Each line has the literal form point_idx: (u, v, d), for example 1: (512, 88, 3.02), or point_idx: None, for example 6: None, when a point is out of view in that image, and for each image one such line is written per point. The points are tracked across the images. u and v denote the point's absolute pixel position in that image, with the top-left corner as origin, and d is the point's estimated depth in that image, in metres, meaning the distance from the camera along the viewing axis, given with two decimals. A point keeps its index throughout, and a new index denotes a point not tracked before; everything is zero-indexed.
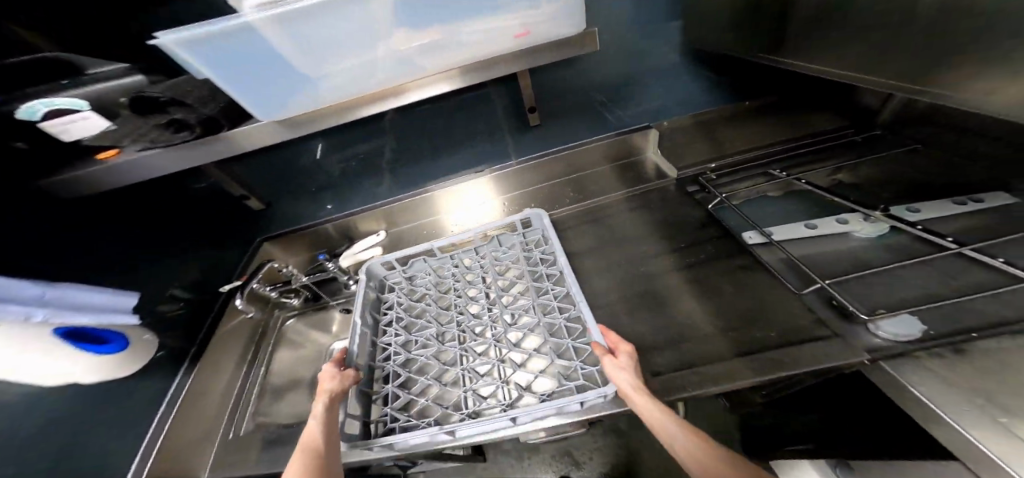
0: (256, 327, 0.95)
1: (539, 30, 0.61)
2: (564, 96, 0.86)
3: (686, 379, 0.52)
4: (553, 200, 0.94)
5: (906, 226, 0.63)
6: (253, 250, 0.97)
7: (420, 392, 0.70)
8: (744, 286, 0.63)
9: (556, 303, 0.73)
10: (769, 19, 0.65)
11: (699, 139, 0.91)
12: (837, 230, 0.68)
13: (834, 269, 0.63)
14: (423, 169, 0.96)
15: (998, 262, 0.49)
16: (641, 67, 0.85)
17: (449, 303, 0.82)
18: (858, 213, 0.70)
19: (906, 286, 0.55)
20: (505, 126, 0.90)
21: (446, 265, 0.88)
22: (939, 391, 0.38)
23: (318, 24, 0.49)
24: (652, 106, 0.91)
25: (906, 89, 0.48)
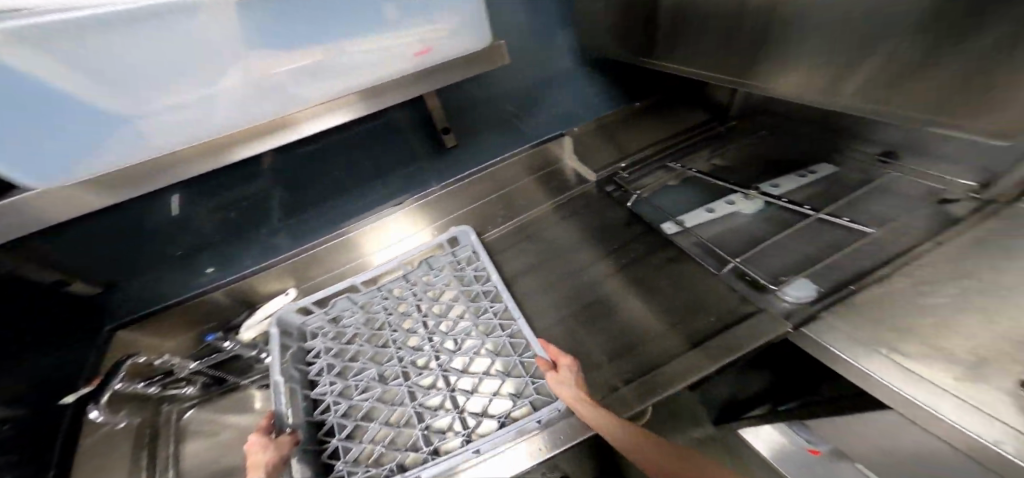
0: (140, 432, 0.72)
1: (438, 49, 0.58)
2: (473, 113, 0.85)
3: (654, 381, 0.53)
4: (483, 222, 0.89)
5: (775, 200, 0.76)
6: (102, 343, 0.74)
7: (372, 439, 0.58)
8: (676, 277, 0.69)
9: (497, 322, 0.67)
10: (638, 29, 0.72)
11: (603, 144, 0.94)
12: (728, 211, 0.78)
13: (737, 246, 0.72)
14: (329, 209, 0.84)
15: (844, 221, 0.66)
16: (540, 77, 0.88)
17: (385, 340, 0.70)
18: (739, 193, 0.81)
19: (791, 251, 0.67)
20: (419, 148, 0.84)
21: (376, 298, 0.76)
22: (851, 347, 0.48)
23: (135, 46, 0.39)
24: (559, 113, 0.93)
25: (742, 80, 0.58)
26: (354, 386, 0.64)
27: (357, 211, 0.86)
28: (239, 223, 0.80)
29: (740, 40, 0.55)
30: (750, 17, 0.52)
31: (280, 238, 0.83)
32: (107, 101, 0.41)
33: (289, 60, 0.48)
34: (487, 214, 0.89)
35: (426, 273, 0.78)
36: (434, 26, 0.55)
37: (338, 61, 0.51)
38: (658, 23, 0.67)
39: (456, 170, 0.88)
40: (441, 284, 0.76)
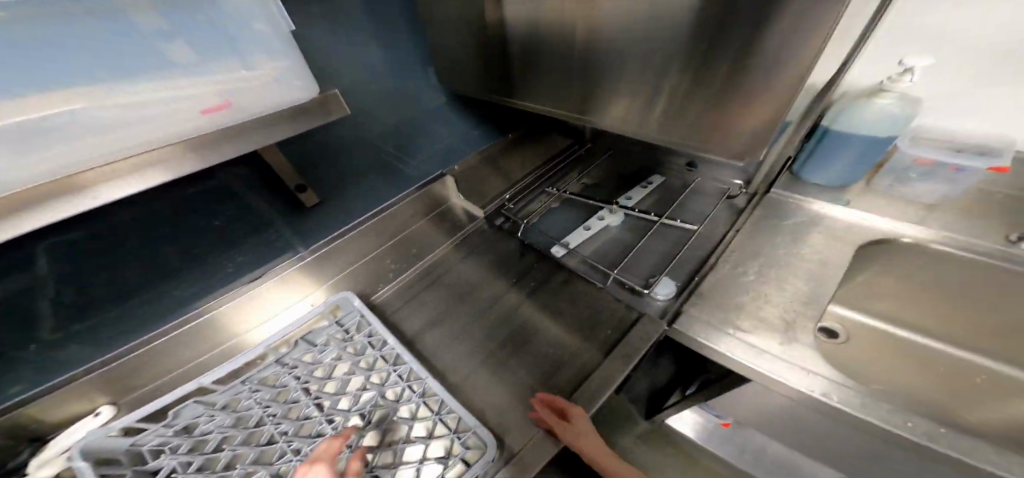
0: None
1: (250, 100, 0.46)
2: (343, 158, 0.76)
3: (581, 398, 0.57)
4: (377, 277, 0.80)
5: (632, 212, 0.91)
6: None
7: None
8: (574, 298, 0.75)
9: (407, 385, 0.59)
10: (499, 69, 0.75)
11: (490, 172, 0.96)
12: (601, 226, 0.89)
13: (614, 257, 0.83)
14: (158, 297, 0.63)
15: (680, 224, 0.84)
16: (410, 114, 0.84)
17: (269, 435, 0.53)
18: (604, 208, 0.94)
19: (650, 254, 0.81)
20: (274, 208, 0.70)
21: (244, 391, 0.57)
22: (715, 334, 0.63)
23: None
24: (436, 150, 0.93)
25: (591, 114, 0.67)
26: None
27: (196, 295, 0.67)
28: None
29: (591, 79, 0.62)
30: (596, 62, 0.59)
31: (68, 352, 0.58)
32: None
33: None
34: (381, 266, 0.81)
35: (308, 355, 0.63)
36: (226, 74, 0.44)
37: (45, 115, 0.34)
38: (509, 55, 0.71)
39: (333, 225, 0.80)
40: (333, 356, 0.63)
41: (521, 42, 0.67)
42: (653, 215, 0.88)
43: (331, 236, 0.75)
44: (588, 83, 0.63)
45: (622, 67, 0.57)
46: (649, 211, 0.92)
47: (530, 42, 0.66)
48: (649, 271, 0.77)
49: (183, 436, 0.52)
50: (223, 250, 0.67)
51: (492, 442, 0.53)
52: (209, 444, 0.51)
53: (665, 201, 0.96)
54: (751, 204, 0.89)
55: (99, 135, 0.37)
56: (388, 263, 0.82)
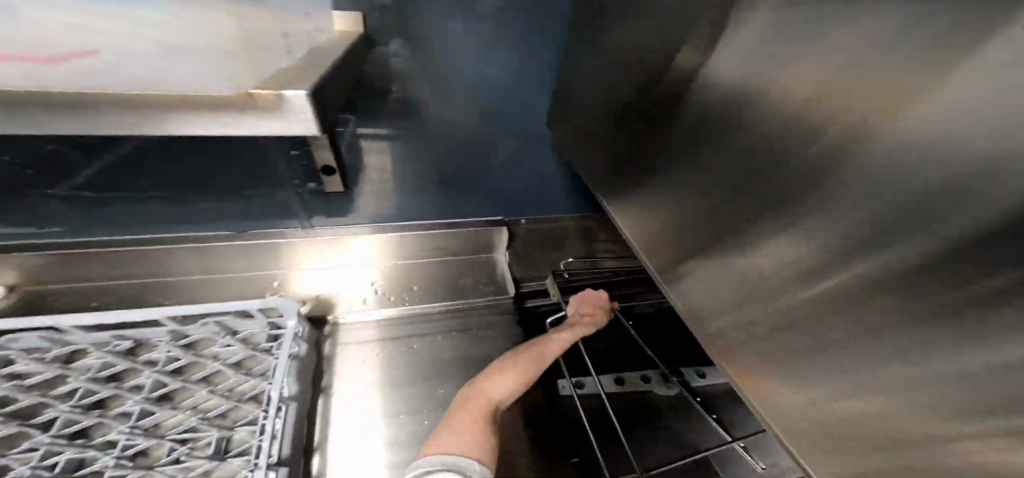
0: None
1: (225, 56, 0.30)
2: (401, 116, 0.51)
3: None
4: (392, 292, 0.61)
5: (688, 394, 0.60)
6: None
7: None
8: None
9: (245, 471, 0.36)
10: (622, 121, 0.36)
11: (572, 240, 0.71)
12: (640, 387, 0.62)
13: (627, 435, 0.58)
14: (170, 214, 0.53)
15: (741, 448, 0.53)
16: (500, 91, 0.52)
17: (52, 419, 0.36)
18: (656, 368, 0.65)
19: (670, 456, 0.56)
20: (298, 180, 0.53)
21: (98, 356, 0.40)
22: None
23: None
24: (512, 187, 0.64)
25: (694, 291, 0.27)
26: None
27: (142, 224, 0.53)
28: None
29: (731, 230, 0.23)
30: (764, 200, 0.21)
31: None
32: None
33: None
34: (401, 281, 0.62)
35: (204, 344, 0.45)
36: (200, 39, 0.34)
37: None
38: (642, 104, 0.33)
39: (404, 215, 0.62)
40: (224, 357, 0.43)
41: (667, 89, 0.29)
42: (713, 416, 0.57)
43: (383, 223, 0.62)
44: (718, 226, 0.24)
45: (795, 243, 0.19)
46: (715, 406, 0.60)
47: (620, 147, 0.37)
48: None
49: None
50: (197, 198, 0.52)
51: None
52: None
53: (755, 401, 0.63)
54: None
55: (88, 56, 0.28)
56: (409, 283, 0.62)
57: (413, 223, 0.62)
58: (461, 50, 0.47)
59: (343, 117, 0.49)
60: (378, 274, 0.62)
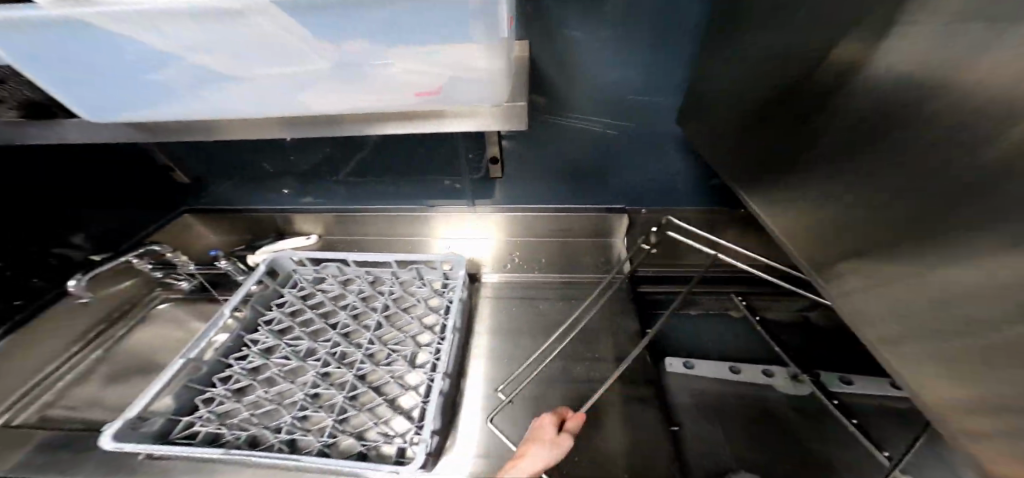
0: (119, 305, 0.71)
1: (461, 93, 0.38)
2: (544, 116, 0.63)
3: None
4: (525, 261, 0.74)
5: (823, 395, 0.58)
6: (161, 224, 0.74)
7: (289, 405, 0.50)
8: (661, 437, 0.56)
9: (427, 378, 0.52)
10: (759, 111, 0.40)
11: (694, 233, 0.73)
12: (759, 380, 0.62)
13: (734, 414, 0.59)
14: (380, 191, 0.74)
15: (881, 455, 0.50)
16: (630, 91, 0.60)
17: (336, 321, 0.58)
18: (784, 367, 0.63)
19: (787, 445, 0.55)
20: (463, 170, 0.69)
21: (357, 282, 0.63)
22: None
23: (170, 34, 0.33)
24: (635, 183, 0.71)
25: (835, 260, 0.31)
26: (259, 378, 0.51)
27: (358, 198, 0.75)
28: (225, 164, 0.71)
29: (862, 191, 0.27)
30: (890, 158, 0.24)
31: (277, 197, 0.75)
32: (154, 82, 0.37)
33: (317, 74, 0.37)
34: (531, 254, 0.75)
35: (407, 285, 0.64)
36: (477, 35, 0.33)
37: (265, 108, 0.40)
38: (779, 99, 0.37)
39: (535, 198, 0.73)
40: (418, 294, 0.62)
41: (807, 77, 0.33)
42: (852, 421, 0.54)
43: (518, 204, 0.73)
44: (850, 190, 0.28)
45: (916, 192, 0.22)
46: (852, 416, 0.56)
47: (757, 135, 0.41)
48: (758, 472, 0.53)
49: (306, 284, 0.62)
50: (396, 182, 0.72)
51: None
52: (309, 298, 0.61)
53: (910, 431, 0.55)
54: None
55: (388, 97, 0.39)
56: (539, 255, 0.74)
57: (543, 206, 0.73)
58: (598, 56, 0.57)
59: None
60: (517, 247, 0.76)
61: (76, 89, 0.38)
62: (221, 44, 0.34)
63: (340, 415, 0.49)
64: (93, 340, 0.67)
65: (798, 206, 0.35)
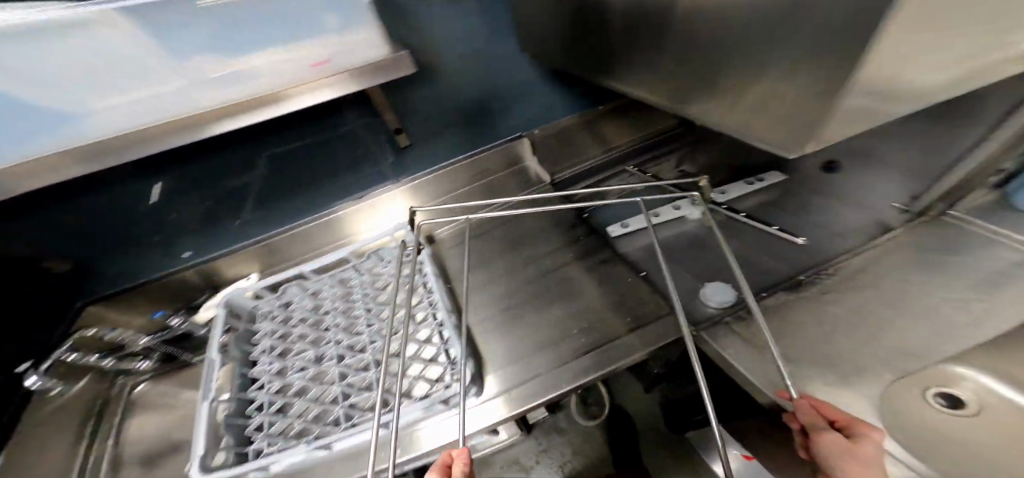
0: (91, 398, 0.70)
1: (338, 60, 0.62)
2: (428, 82, 0.75)
3: (613, 351, 0.54)
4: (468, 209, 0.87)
5: (721, 208, 0.75)
6: (70, 317, 0.70)
7: (332, 400, 0.57)
8: (607, 278, 0.66)
9: (434, 326, 0.61)
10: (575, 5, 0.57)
11: (580, 134, 0.95)
12: (674, 216, 0.78)
13: (670, 248, 0.73)
14: (307, 202, 0.80)
15: (775, 229, 0.65)
16: (484, 41, 0.75)
17: (326, 326, 0.65)
18: (686, 199, 0.80)
19: (720, 253, 0.69)
20: (382, 153, 0.79)
21: (326, 286, 0.70)
22: (744, 355, 0.46)
23: (108, 55, 0.51)
24: (522, 116, 0.90)
25: (655, 67, 0.48)
26: (292, 392, 0.59)
27: (294, 215, 0.80)
28: (130, 233, 0.70)
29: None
30: None
31: (205, 249, 0.77)
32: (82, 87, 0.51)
33: (221, 69, 0.57)
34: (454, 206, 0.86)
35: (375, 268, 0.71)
36: (345, 26, 0.61)
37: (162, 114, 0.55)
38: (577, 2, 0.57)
39: (449, 154, 0.86)
40: (387, 272, 0.69)
41: None
42: (744, 215, 0.71)
43: (431, 167, 0.85)
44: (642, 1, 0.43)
45: None
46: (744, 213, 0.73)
47: (589, 31, 0.58)
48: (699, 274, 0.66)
49: (281, 311, 0.68)
50: (325, 188, 0.79)
51: (487, 385, 0.54)
52: (291, 320, 0.67)
53: (775, 203, 0.74)
54: (923, 224, 0.58)
55: (281, 75, 0.59)
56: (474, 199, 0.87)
57: (456, 157, 0.87)
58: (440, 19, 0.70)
59: (398, 87, 0.73)
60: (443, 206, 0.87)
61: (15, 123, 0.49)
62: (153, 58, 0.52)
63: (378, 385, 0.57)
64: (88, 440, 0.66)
65: (641, 71, 0.51)
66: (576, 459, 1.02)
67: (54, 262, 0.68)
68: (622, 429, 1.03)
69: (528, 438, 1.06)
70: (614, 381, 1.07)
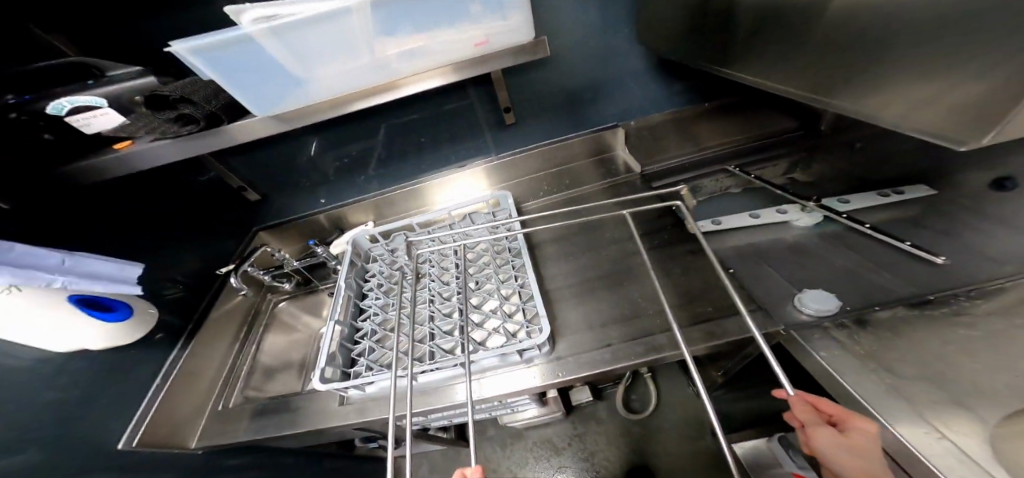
0: (247, 309, 0.90)
1: (496, 42, 0.57)
2: (542, 67, 0.81)
3: (690, 335, 0.55)
4: (547, 189, 0.95)
5: (837, 216, 0.68)
6: (248, 238, 0.93)
7: (422, 338, 0.67)
8: (692, 269, 0.65)
9: (516, 287, 0.67)
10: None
11: (679, 131, 0.94)
12: (779, 220, 0.74)
13: (763, 251, 0.71)
14: (417, 168, 0.93)
15: (907, 244, 0.57)
16: (602, 31, 0.79)
17: (423, 274, 0.76)
18: (796, 204, 0.75)
19: (828, 262, 0.63)
20: (486, 128, 0.89)
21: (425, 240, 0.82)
22: (836, 355, 0.46)
23: (312, 29, 0.47)
24: (620, 107, 0.92)
25: (797, 49, 0.46)
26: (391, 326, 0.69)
27: (407, 177, 0.94)
28: (294, 179, 0.90)
29: None
30: None
31: (336, 197, 0.95)
32: (288, 66, 0.50)
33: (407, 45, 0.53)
34: (534, 186, 0.96)
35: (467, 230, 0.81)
36: (514, 10, 0.53)
37: (352, 85, 0.56)
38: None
39: (543, 136, 0.93)
40: (477, 235, 0.78)
41: None
42: (870, 226, 0.63)
43: (522, 148, 0.94)
44: None
45: None
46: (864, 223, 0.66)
47: (721, 27, 0.60)
48: (795, 283, 0.62)
49: (389, 256, 0.81)
50: (434, 158, 0.92)
51: (549, 341, 0.58)
52: (396, 264, 0.79)
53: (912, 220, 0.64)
54: None
55: (451, 53, 0.56)
56: (558, 182, 0.95)
57: (548, 141, 0.94)
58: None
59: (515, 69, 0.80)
60: (525, 184, 0.97)
61: (244, 88, 0.51)
62: (336, 34, 0.49)
63: (461, 331, 0.65)
64: (245, 338, 0.86)
65: (777, 62, 0.51)
66: (610, 451, 1.01)
67: (251, 194, 0.90)
68: (662, 432, 1.01)
69: (564, 420, 1.09)
70: (659, 380, 1.08)
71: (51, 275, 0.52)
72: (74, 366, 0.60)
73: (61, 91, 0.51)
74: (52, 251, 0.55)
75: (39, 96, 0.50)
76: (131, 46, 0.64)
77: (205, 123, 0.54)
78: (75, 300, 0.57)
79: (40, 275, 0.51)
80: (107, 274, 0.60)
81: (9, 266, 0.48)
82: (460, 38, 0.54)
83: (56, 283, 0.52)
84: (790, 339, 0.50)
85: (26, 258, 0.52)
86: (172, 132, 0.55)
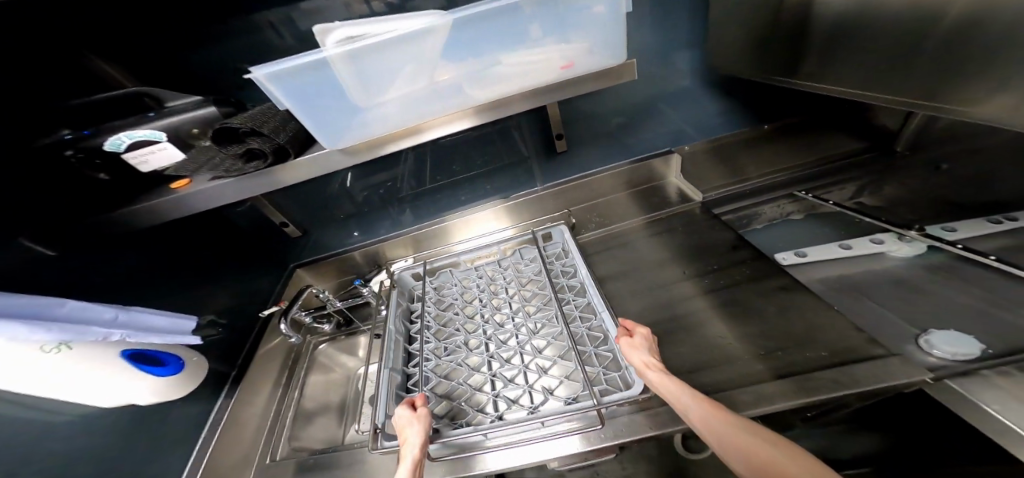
0: (287, 352, 0.83)
1: (583, 64, 0.53)
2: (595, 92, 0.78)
3: (817, 382, 0.46)
4: (604, 216, 0.89)
5: (946, 246, 0.60)
6: (285, 276, 0.89)
7: (480, 386, 0.59)
8: (787, 308, 0.58)
9: (582, 329, 0.60)
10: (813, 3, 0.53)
11: (740, 153, 0.89)
12: (872, 250, 0.66)
13: (864, 284, 0.63)
14: (462, 198, 0.90)
15: None
16: (660, 53, 0.75)
17: (474, 313, 0.70)
18: (891, 234, 0.67)
19: (955, 297, 0.55)
20: (534, 157, 0.85)
21: (472, 277, 0.76)
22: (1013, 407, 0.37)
23: (390, 52, 0.45)
24: (674, 130, 0.87)
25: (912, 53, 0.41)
26: (445, 373, 0.62)
27: (450, 208, 0.91)
28: (337, 213, 0.87)
29: None
30: None
31: (377, 231, 0.91)
32: (355, 92, 0.47)
33: (481, 68, 0.50)
34: (581, 216, 0.90)
35: (518, 264, 0.75)
36: (585, 29, 0.49)
37: (419, 114, 0.52)
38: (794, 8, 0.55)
39: (593, 164, 0.89)
40: (530, 271, 0.73)
41: None
42: (995, 257, 0.54)
43: (568, 177, 0.89)
44: None
45: None
46: (987, 253, 0.57)
47: (814, 39, 0.55)
48: (918, 322, 0.53)
49: (434, 293, 0.75)
50: (479, 188, 0.89)
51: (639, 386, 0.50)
52: (444, 304, 0.72)
53: None
54: None
55: (529, 75, 0.52)
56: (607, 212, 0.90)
57: (597, 168, 0.89)
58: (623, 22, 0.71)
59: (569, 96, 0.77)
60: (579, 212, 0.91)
61: (313, 118, 0.48)
62: (410, 57, 0.46)
63: (527, 380, 0.58)
64: (285, 382, 0.78)
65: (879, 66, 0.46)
66: None
67: (292, 229, 0.86)
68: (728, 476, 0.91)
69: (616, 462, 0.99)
70: None
71: (108, 331, 0.49)
72: (107, 420, 0.55)
73: (118, 126, 0.49)
74: (107, 306, 0.52)
75: (97, 130, 0.49)
76: (186, 82, 0.63)
77: (273, 158, 0.51)
78: (129, 356, 0.53)
79: (96, 331, 0.48)
80: (161, 326, 0.57)
81: (62, 322, 0.46)
82: (540, 58, 0.51)
83: (114, 336, 0.50)
84: (942, 390, 0.42)
85: (79, 313, 0.49)
86: (238, 169, 0.51)
